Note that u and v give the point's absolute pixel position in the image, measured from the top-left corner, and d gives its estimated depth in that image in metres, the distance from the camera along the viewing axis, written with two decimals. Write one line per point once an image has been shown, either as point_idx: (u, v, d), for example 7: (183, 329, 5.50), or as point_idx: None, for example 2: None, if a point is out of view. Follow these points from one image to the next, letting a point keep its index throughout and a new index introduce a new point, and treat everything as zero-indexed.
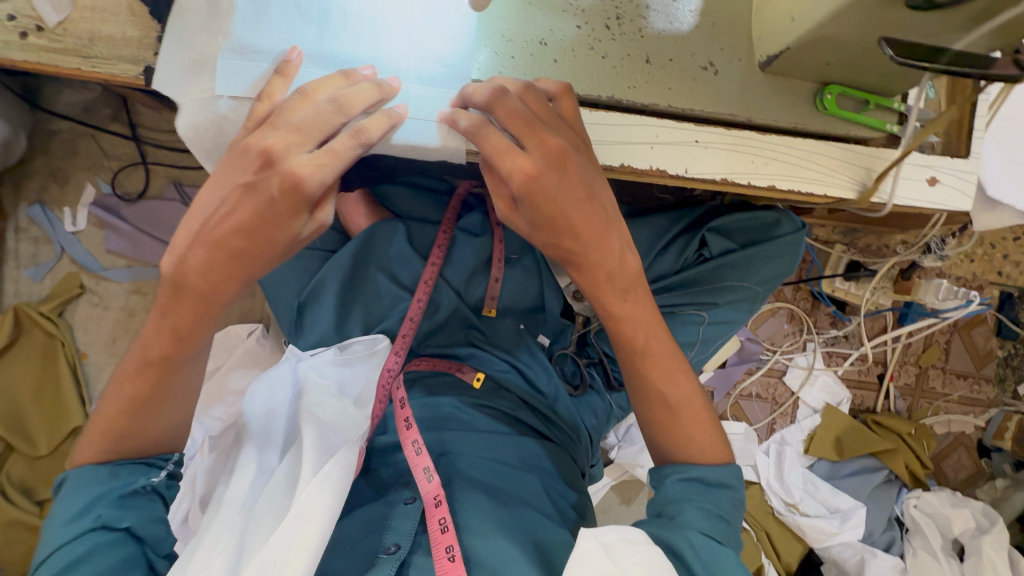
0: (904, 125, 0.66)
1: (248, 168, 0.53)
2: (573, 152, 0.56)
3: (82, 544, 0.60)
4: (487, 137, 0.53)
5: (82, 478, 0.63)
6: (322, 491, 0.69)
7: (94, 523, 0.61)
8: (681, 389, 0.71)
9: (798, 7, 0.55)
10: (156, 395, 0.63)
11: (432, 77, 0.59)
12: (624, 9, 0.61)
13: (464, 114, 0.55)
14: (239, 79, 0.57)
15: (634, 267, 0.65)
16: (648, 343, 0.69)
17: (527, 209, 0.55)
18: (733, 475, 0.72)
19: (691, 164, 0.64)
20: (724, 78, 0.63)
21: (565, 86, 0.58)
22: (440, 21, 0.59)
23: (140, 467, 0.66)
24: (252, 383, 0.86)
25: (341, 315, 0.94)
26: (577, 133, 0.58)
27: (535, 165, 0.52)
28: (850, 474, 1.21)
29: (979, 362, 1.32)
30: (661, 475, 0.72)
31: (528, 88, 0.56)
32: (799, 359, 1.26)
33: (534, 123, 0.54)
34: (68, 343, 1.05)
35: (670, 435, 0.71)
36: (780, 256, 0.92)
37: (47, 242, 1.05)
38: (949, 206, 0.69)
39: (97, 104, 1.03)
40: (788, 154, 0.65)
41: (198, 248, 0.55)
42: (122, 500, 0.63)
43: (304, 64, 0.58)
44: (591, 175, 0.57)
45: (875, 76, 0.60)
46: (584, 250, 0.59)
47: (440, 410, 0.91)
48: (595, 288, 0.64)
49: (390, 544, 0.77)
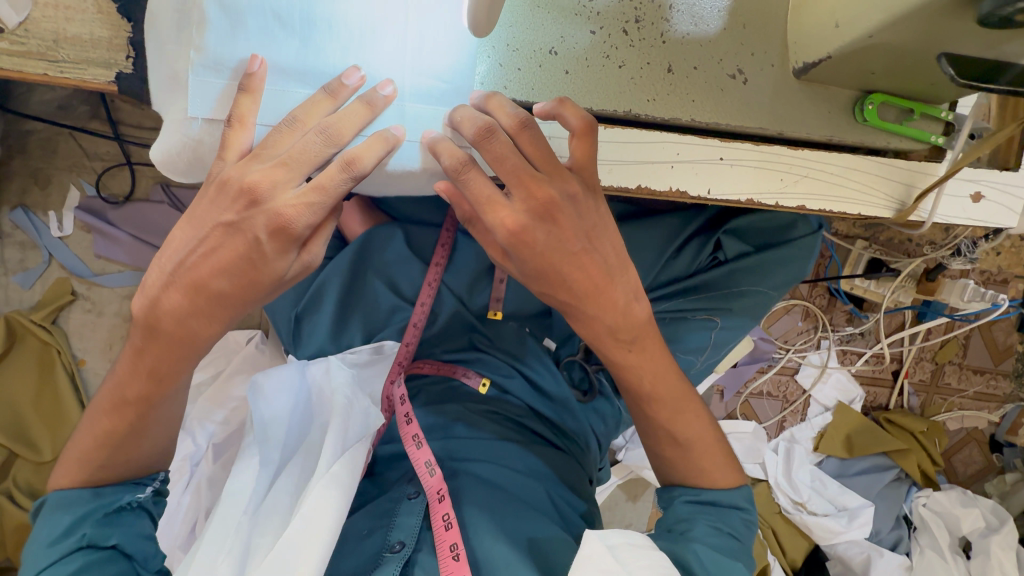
0: (951, 136, 0.59)
1: (229, 207, 0.50)
2: (569, 203, 0.52)
3: (68, 565, 0.57)
4: (471, 185, 0.50)
5: (63, 499, 0.60)
6: (332, 494, 0.70)
7: (79, 543, 0.59)
8: (691, 414, 0.68)
9: (843, 11, 0.49)
10: (139, 426, 0.60)
11: (430, 93, 0.54)
12: (644, 10, 0.55)
13: (447, 150, 0.50)
14: (204, 96, 0.52)
15: (641, 315, 0.62)
16: (654, 389, 0.66)
17: (517, 261, 0.54)
18: (746, 497, 0.70)
19: (715, 184, 0.58)
20: (754, 87, 0.56)
21: (591, 123, 0.51)
22: (433, 25, 0.52)
23: (127, 485, 0.63)
24: (261, 378, 0.81)
25: (339, 325, 0.91)
26: (584, 170, 0.53)
27: (520, 221, 0.51)
28: (859, 471, 1.20)
29: (998, 357, 1.28)
30: (669, 495, 0.70)
31: (524, 128, 0.51)
32: (812, 357, 1.22)
33: (524, 170, 0.50)
34: (64, 351, 1.02)
35: (681, 458, 0.69)
36: (796, 261, 0.86)
37: (35, 247, 1.02)
38: (992, 223, 0.63)
39: (73, 101, 0.97)
40: (822, 170, 0.59)
41: (173, 290, 0.52)
42: (109, 518, 0.61)
43: (290, 82, 0.52)
44: (589, 225, 0.54)
45: (922, 85, 0.54)
46: (580, 303, 0.57)
47: (445, 418, 0.88)
48: (598, 342, 0.62)
49: (395, 541, 0.75)
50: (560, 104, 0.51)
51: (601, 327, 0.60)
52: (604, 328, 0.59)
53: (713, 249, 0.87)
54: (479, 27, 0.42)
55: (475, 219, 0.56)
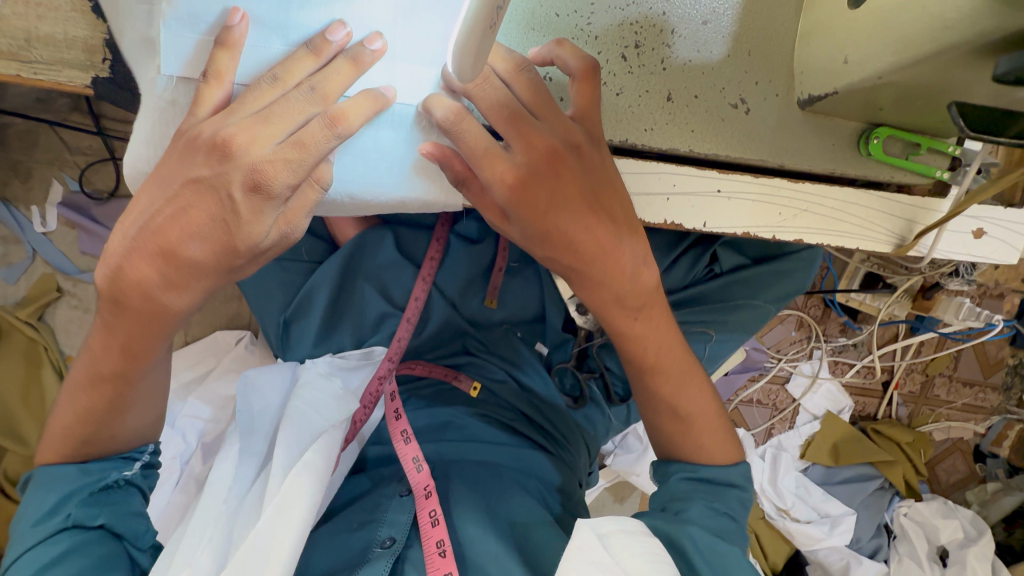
0: (958, 171, 0.58)
1: (199, 162, 0.47)
2: (572, 152, 0.49)
3: (55, 546, 0.57)
4: (467, 137, 0.47)
5: (48, 476, 0.60)
6: (305, 479, 0.69)
7: (67, 521, 0.58)
8: (694, 387, 0.68)
9: (855, 48, 0.47)
10: (118, 405, 0.60)
11: (425, 55, 0.52)
12: (645, 35, 0.52)
13: (440, 102, 0.48)
14: (176, 51, 0.50)
15: (651, 281, 0.58)
16: (659, 360, 0.65)
17: (518, 222, 0.50)
18: (741, 475, 0.70)
19: (711, 217, 0.57)
20: (757, 118, 0.54)
21: (590, 64, 0.48)
22: (415, 28, 0.51)
23: (116, 462, 0.63)
24: (251, 371, 0.84)
25: (329, 327, 0.91)
26: (590, 128, 0.50)
27: (519, 172, 0.47)
28: (843, 480, 1.21)
29: (988, 370, 1.27)
30: (666, 470, 0.71)
31: (522, 70, 0.48)
32: (803, 367, 1.23)
33: (518, 117, 0.47)
34: (51, 347, 1.02)
35: (679, 432, 0.69)
36: (795, 273, 0.84)
37: (18, 243, 1.00)
38: (993, 260, 0.62)
39: (52, 94, 0.94)
40: (821, 205, 0.58)
41: (138, 259, 0.50)
42: (95, 497, 0.60)
43: (270, 38, 0.50)
44: (596, 183, 0.51)
45: (933, 122, 0.52)
46: (587, 266, 0.53)
47: (439, 416, 0.89)
48: (603, 309, 0.58)
49: (384, 537, 0.74)
50: (558, 45, 0.49)
51: (607, 294, 0.56)
52: (611, 294, 0.56)
53: (709, 261, 0.85)
54: (464, 74, 0.38)
55: (470, 177, 0.51)
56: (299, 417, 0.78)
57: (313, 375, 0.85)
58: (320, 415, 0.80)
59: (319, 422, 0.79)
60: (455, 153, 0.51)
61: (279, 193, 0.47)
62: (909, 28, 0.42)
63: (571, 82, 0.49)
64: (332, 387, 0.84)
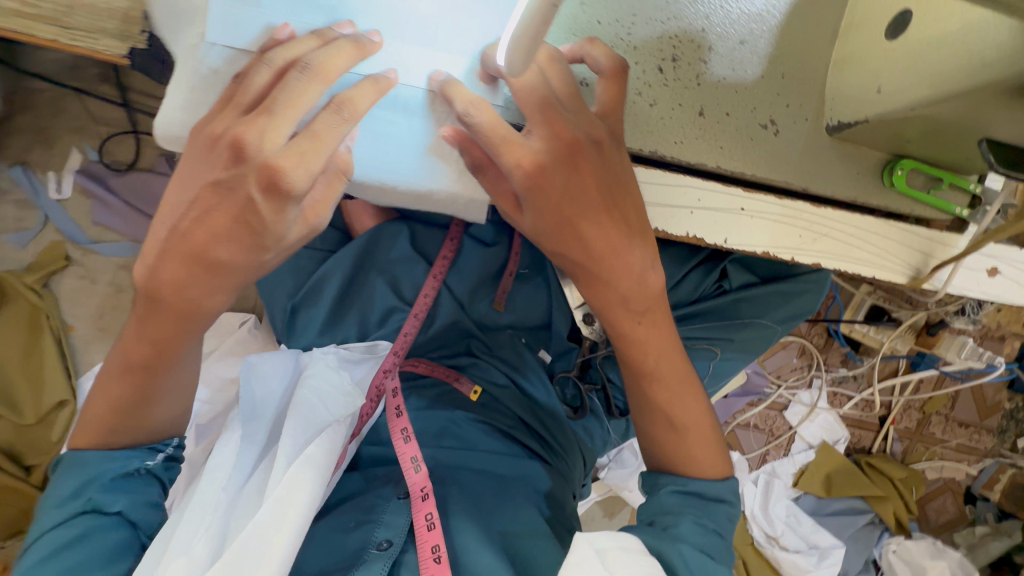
0: (976, 210, 0.59)
1: (218, 163, 0.44)
2: (591, 146, 0.49)
3: (72, 529, 0.57)
4: (483, 126, 0.45)
5: (77, 461, 0.60)
6: (307, 474, 0.68)
7: (87, 505, 0.58)
8: (691, 398, 0.67)
9: (888, 79, 0.48)
10: (144, 395, 0.59)
11: (455, 41, 0.49)
12: (683, 50, 0.52)
13: (460, 94, 0.46)
14: (229, 21, 0.46)
15: (655, 285, 0.58)
16: (657, 365, 0.65)
17: (533, 213, 0.49)
18: (731, 490, 0.69)
19: (732, 234, 0.57)
20: (785, 140, 0.55)
21: (619, 64, 0.48)
22: (455, 14, 0.48)
23: (142, 452, 0.62)
24: (256, 357, 0.81)
25: (336, 316, 0.90)
26: (611, 126, 0.50)
27: (538, 159, 0.46)
28: (834, 512, 1.21)
29: (984, 412, 1.28)
30: (654, 482, 0.69)
31: (555, 59, 0.48)
32: (803, 395, 1.23)
33: (549, 107, 0.47)
34: (53, 316, 1.01)
35: (674, 443, 0.67)
36: (801, 295, 0.84)
37: (32, 208, 0.99)
38: (1005, 299, 0.63)
39: (84, 63, 0.95)
40: (840, 231, 0.58)
41: (168, 261, 0.48)
42: (116, 483, 0.60)
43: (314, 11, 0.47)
44: (613, 180, 0.50)
45: (955, 157, 0.54)
46: (594, 262, 0.52)
47: (437, 422, 0.87)
48: (607, 309, 0.58)
49: (381, 539, 0.73)
50: (588, 43, 0.49)
51: (613, 294, 0.56)
52: (616, 296, 0.56)
53: (719, 277, 0.85)
54: (512, 68, 0.39)
55: (488, 165, 0.49)
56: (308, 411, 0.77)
57: (321, 366, 0.83)
58: (326, 410, 0.79)
59: (323, 416, 0.78)
60: (474, 138, 0.49)
61: (295, 190, 0.44)
62: (943, 66, 0.44)
63: (599, 80, 0.49)
64: (340, 382, 0.83)
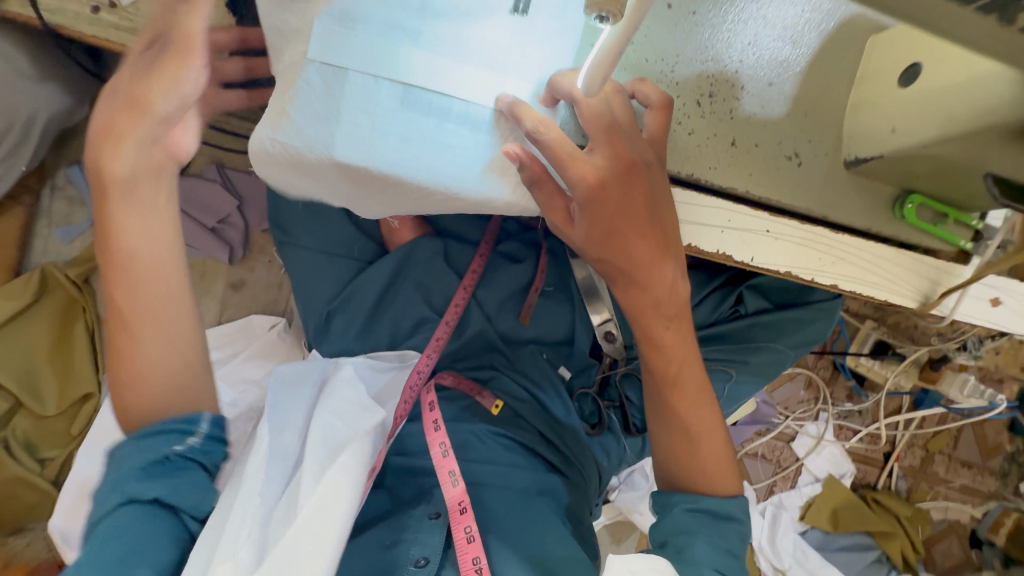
0: (979, 244, 0.65)
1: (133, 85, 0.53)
2: (645, 165, 0.55)
3: (113, 519, 0.56)
4: (553, 143, 0.52)
5: (121, 452, 0.60)
6: (342, 481, 0.67)
7: (125, 497, 0.57)
8: (705, 410, 0.68)
9: (902, 120, 0.55)
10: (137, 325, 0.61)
11: (522, 70, 0.56)
12: (718, 87, 0.59)
13: (528, 112, 0.52)
14: (326, 41, 0.52)
15: (682, 293, 0.62)
16: (680, 373, 0.66)
17: (587, 220, 0.55)
18: (740, 508, 0.68)
19: (758, 253, 0.63)
20: (808, 171, 0.61)
21: (666, 98, 0.55)
22: (522, 48, 0.55)
23: (175, 433, 0.60)
24: (282, 369, 0.83)
25: (369, 320, 0.94)
26: (660, 149, 0.56)
27: (603, 174, 0.52)
28: (841, 548, 1.22)
29: (985, 453, 1.31)
30: (666, 501, 0.69)
31: (618, 89, 0.54)
32: (810, 428, 1.26)
33: (612, 129, 0.53)
34: (90, 309, 1.04)
35: (687, 453, 0.68)
36: (811, 322, 0.88)
37: (82, 206, 1.04)
38: (1006, 328, 0.68)
39: None
40: (856, 256, 0.64)
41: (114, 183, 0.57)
42: (152, 470, 0.59)
43: (401, 38, 0.53)
44: (660, 197, 0.56)
45: (959, 194, 0.59)
46: (635, 269, 0.57)
47: (459, 435, 0.88)
48: (640, 314, 0.62)
49: (418, 556, 0.75)
50: (639, 81, 0.55)
51: (647, 298, 0.60)
52: (649, 300, 0.60)
53: (734, 301, 0.90)
54: (592, 87, 0.47)
55: (544, 179, 0.54)
56: (347, 412, 0.77)
57: (344, 377, 0.83)
58: (347, 421, 0.76)
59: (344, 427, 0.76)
60: (534, 157, 0.54)
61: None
62: (954, 111, 0.50)
63: (648, 110, 0.56)
64: (361, 390, 0.82)
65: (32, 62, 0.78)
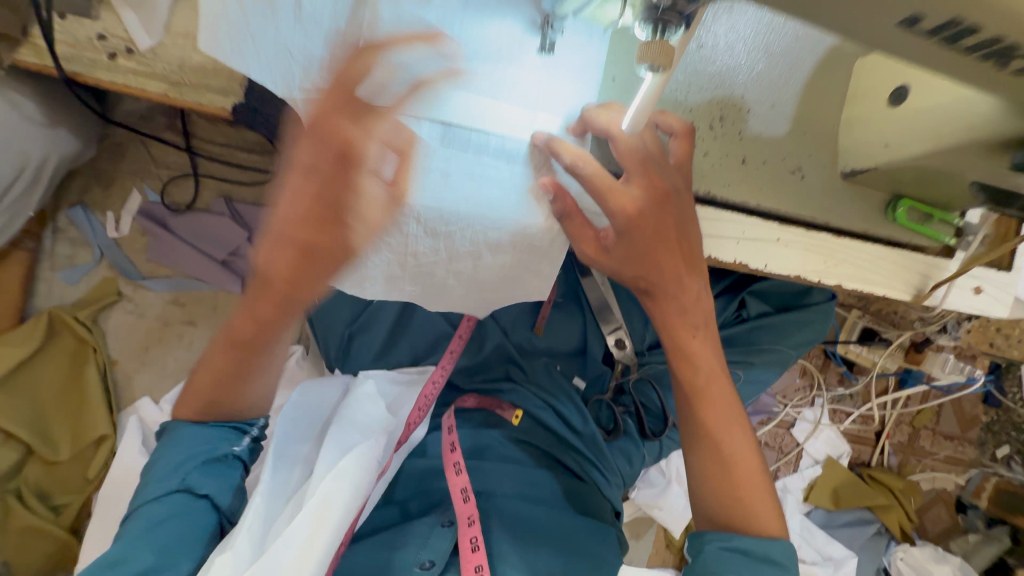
0: (961, 239, 0.72)
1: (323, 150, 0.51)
2: (677, 196, 0.61)
3: (168, 505, 0.64)
4: (593, 176, 0.57)
5: (177, 435, 0.68)
6: (339, 484, 0.70)
7: (180, 484, 0.66)
8: (736, 428, 0.69)
9: (893, 135, 0.60)
10: (241, 356, 0.64)
11: (558, 106, 0.60)
12: (728, 111, 0.64)
13: (566, 148, 0.57)
14: (372, 87, 0.55)
15: (706, 305, 0.68)
16: (708, 384, 0.68)
17: (625, 244, 0.61)
18: (784, 553, 0.65)
19: (771, 261, 0.69)
20: (810, 183, 0.67)
21: (687, 127, 0.60)
22: (555, 86, 0.59)
23: (227, 432, 0.70)
24: (310, 384, 0.91)
25: (391, 342, 0.96)
26: (686, 174, 0.61)
27: (641, 208, 0.58)
28: (845, 523, 1.29)
29: (965, 425, 1.42)
30: (700, 541, 0.67)
31: (649, 125, 0.59)
32: (807, 413, 1.33)
33: (649, 162, 0.58)
34: (99, 349, 1.03)
35: (720, 474, 0.68)
36: (809, 323, 0.95)
37: (85, 246, 1.03)
38: (987, 313, 0.76)
39: (153, 112, 1.00)
40: (857, 258, 0.71)
41: (281, 249, 0.54)
42: (206, 466, 0.68)
43: (440, 80, 0.56)
44: (686, 225, 0.62)
45: (944, 196, 0.66)
46: (664, 284, 0.63)
47: (479, 440, 0.94)
48: (669, 325, 0.66)
49: (424, 559, 0.77)
50: (661, 113, 0.61)
51: (674, 307, 0.65)
52: (676, 308, 0.65)
53: (737, 307, 0.96)
54: (634, 127, 0.56)
55: (574, 213, 0.61)
56: (363, 424, 0.84)
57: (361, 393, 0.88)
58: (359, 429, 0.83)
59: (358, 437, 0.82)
60: (566, 190, 0.61)
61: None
62: (937, 128, 0.56)
63: (672, 139, 0.61)
64: (376, 402, 0.88)
65: (40, 108, 0.78)
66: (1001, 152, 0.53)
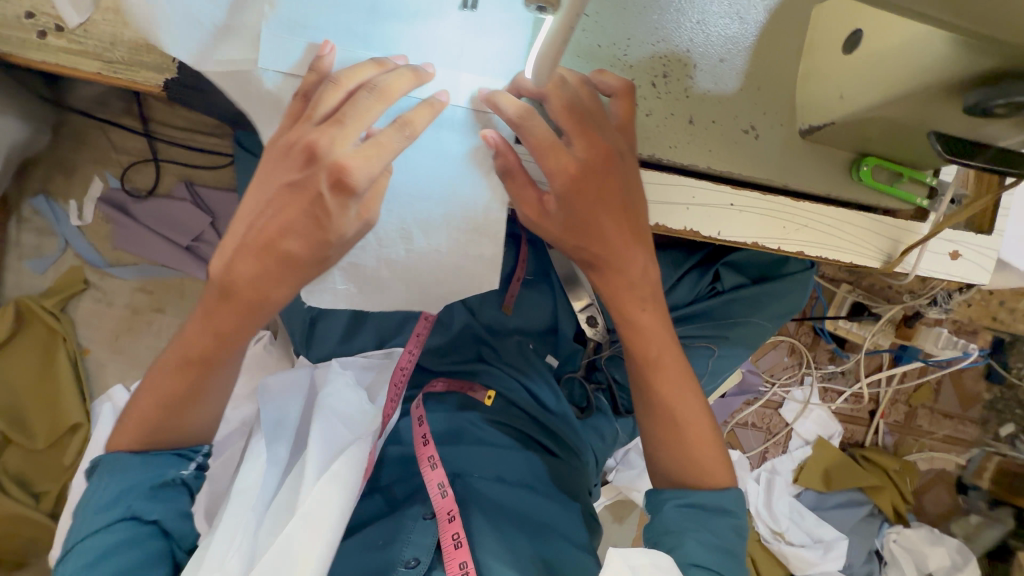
0: (935, 200, 0.67)
1: (294, 166, 0.51)
2: (619, 157, 0.56)
3: (112, 536, 0.59)
4: (535, 130, 0.53)
5: (115, 463, 0.61)
6: (331, 491, 0.69)
7: (123, 513, 0.60)
8: (691, 397, 0.66)
9: (848, 86, 0.56)
10: (195, 393, 0.61)
11: (485, 66, 0.56)
12: (672, 67, 0.60)
13: (509, 100, 0.53)
14: (282, 54, 0.53)
15: (655, 277, 0.64)
16: (662, 357, 0.65)
17: (565, 207, 0.56)
18: (736, 502, 0.65)
19: (724, 227, 0.64)
20: (765, 143, 0.63)
21: (627, 84, 0.57)
22: (480, 44, 0.56)
23: (171, 458, 0.63)
24: (270, 379, 0.84)
25: (353, 326, 0.94)
26: (629, 137, 0.58)
27: (580, 167, 0.54)
28: (836, 505, 1.25)
29: (965, 403, 1.35)
30: (659, 499, 0.66)
31: (585, 81, 0.56)
32: (796, 392, 1.29)
33: (584, 121, 0.54)
34: (69, 338, 1.03)
35: (675, 447, 0.66)
36: (786, 294, 0.91)
37: (51, 235, 1.03)
38: (968, 280, 0.71)
39: (110, 96, 0.99)
40: (820, 224, 0.66)
41: (245, 256, 0.54)
42: (153, 492, 0.62)
43: (354, 43, 0.54)
44: (631, 196, 0.58)
45: (911, 153, 0.61)
46: (611, 255, 0.59)
47: (454, 423, 0.89)
48: (617, 298, 0.63)
49: (409, 557, 0.74)
50: (600, 73, 0.57)
51: (622, 279, 0.61)
52: (624, 280, 0.61)
53: (712, 279, 0.92)
54: (540, 78, 0.50)
55: (517, 171, 0.56)
56: (350, 421, 0.81)
57: (340, 385, 0.85)
58: (346, 427, 0.80)
59: (344, 433, 0.80)
60: (509, 146, 0.55)
61: (359, 188, 0.50)
62: (893, 73, 0.51)
63: (612, 98, 0.57)
64: (354, 395, 0.84)
65: None
66: (961, 95, 0.48)
